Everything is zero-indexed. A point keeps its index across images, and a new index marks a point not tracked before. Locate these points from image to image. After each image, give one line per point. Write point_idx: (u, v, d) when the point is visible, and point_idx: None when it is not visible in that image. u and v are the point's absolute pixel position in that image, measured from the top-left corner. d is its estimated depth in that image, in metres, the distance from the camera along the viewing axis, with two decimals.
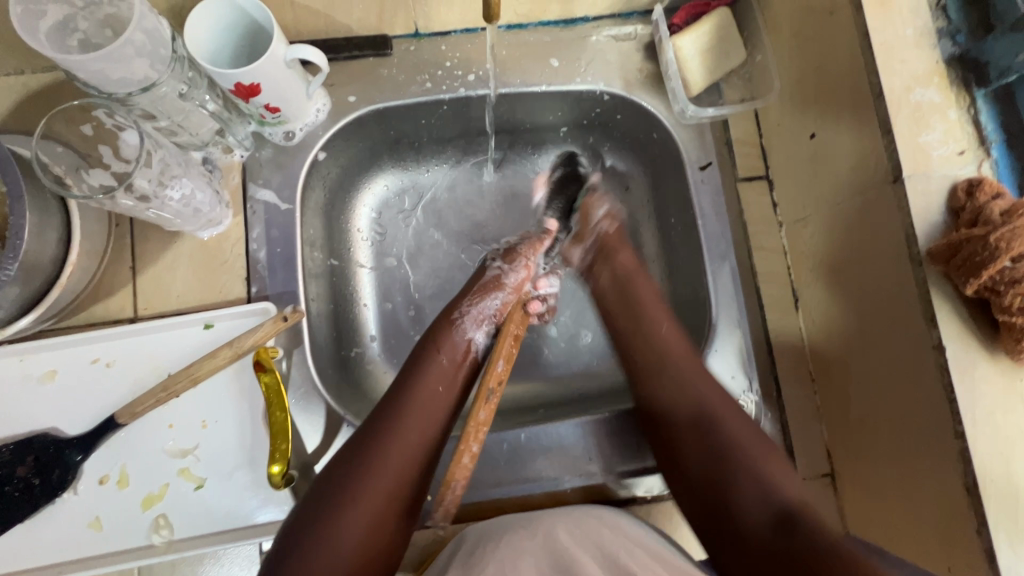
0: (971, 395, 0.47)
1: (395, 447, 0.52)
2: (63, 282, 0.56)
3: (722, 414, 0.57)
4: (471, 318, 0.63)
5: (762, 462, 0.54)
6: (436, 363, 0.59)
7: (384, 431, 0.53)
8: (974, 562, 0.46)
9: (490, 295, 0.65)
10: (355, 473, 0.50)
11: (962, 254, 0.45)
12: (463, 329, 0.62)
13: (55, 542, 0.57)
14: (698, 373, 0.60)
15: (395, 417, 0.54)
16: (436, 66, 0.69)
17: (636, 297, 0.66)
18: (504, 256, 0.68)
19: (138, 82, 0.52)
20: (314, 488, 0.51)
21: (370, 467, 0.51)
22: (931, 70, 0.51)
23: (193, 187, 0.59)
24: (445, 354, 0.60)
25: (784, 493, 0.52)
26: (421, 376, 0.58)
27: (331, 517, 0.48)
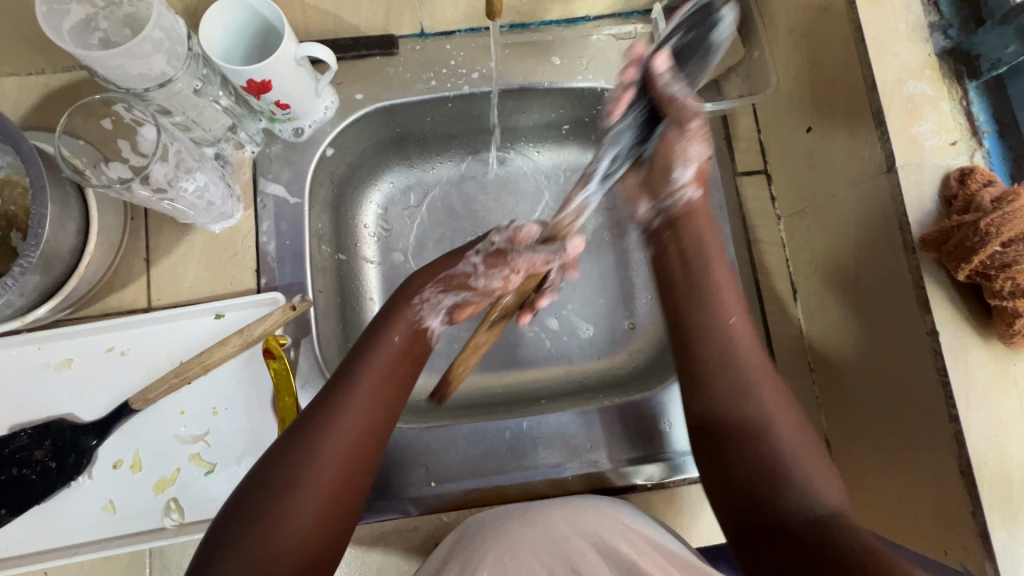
0: (965, 379, 0.47)
1: (340, 429, 0.49)
2: (81, 271, 0.58)
3: (744, 405, 0.53)
4: (429, 306, 0.59)
5: (797, 461, 0.50)
6: (382, 348, 0.55)
7: (321, 419, 0.49)
8: (969, 544, 0.47)
9: (453, 289, 0.60)
10: (299, 456, 0.47)
11: (954, 239, 0.46)
12: (421, 315, 0.59)
13: (70, 524, 0.59)
14: (754, 355, 0.56)
15: (333, 403, 0.50)
16: (441, 65, 0.71)
17: (694, 248, 0.60)
18: (490, 254, 0.60)
19: (155, 77, 0.54)
20: (250, 482, 0.47)
21: (314, 448, 0.47)
22: (923, 63, 0.53)
23: (207, 180, 0.61)
24: (399, 334, 0.56)
25: (821, 497, 0.47)
26: (365, 359, 0.53)
27: (263, 515, 0.45)
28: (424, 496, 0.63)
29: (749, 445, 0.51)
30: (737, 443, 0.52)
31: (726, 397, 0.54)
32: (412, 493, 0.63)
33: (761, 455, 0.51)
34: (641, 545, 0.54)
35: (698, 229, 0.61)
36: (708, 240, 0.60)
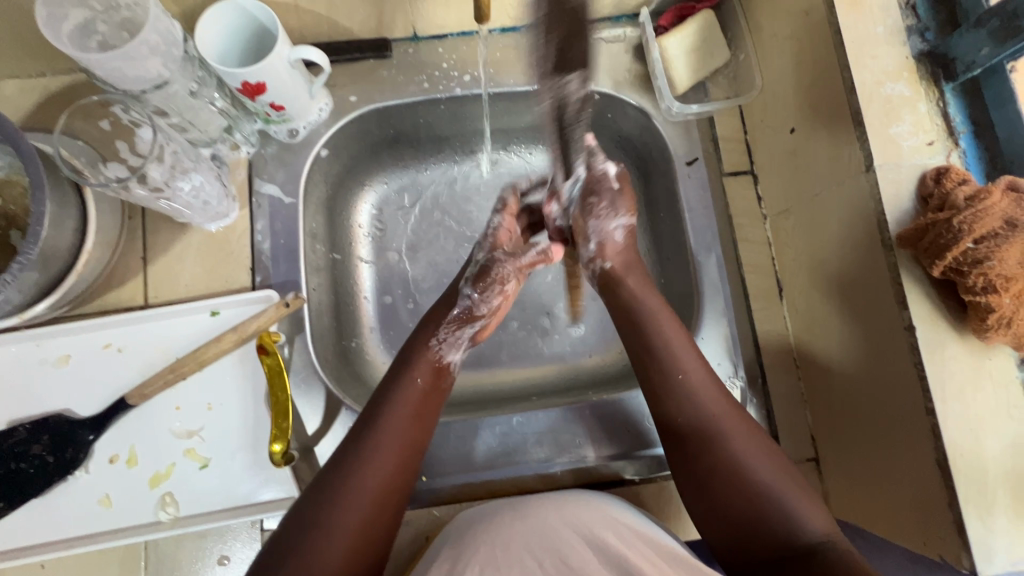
0: (941, 373, 0.48)
1: (377, 465, 0.50)
2: (79, 269, 0.59)
3: (731, 433, 0.54)
4: (450, 344, 0.61)
5: (788, 494, 0.51)
6: (410, 384, 0.56)
7: (360, 453, 0.50)
8: (946, 536, 0.48)
9: (466, 324, 0.63)
10: (337, 491, 0.48)
11: (929, 237, 0.48)
12: (441, 352, 0.60)
13: (67, 518, 0.60)
14: (716, 402, 0.55)
15: (371, 439, 0.51)
16: (433, 68, 0.73)
17: (645, 325, 0.59)
18: (477, 280, 0.64)
19: (151, 80, 0.55)
20: (291, 519, 0.48)
21: (349, 482, 0.49)
22: (900, 65, 0.54)
23: (203, 180, 0.62)
24: (420, 376, 0.57)
25: (812, 529, 0.49)
26: (396, 396, 0.55)
27: (303, 553, 0.46)
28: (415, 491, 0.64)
29: (736, 487, 0.52)
30: (722, 492, 0.52)
31: (700, 445, 0.54)
32: None
33: (749, 497, 0.51)
34: (634, 541, 0.55)
35: (631, 278, 0.62)
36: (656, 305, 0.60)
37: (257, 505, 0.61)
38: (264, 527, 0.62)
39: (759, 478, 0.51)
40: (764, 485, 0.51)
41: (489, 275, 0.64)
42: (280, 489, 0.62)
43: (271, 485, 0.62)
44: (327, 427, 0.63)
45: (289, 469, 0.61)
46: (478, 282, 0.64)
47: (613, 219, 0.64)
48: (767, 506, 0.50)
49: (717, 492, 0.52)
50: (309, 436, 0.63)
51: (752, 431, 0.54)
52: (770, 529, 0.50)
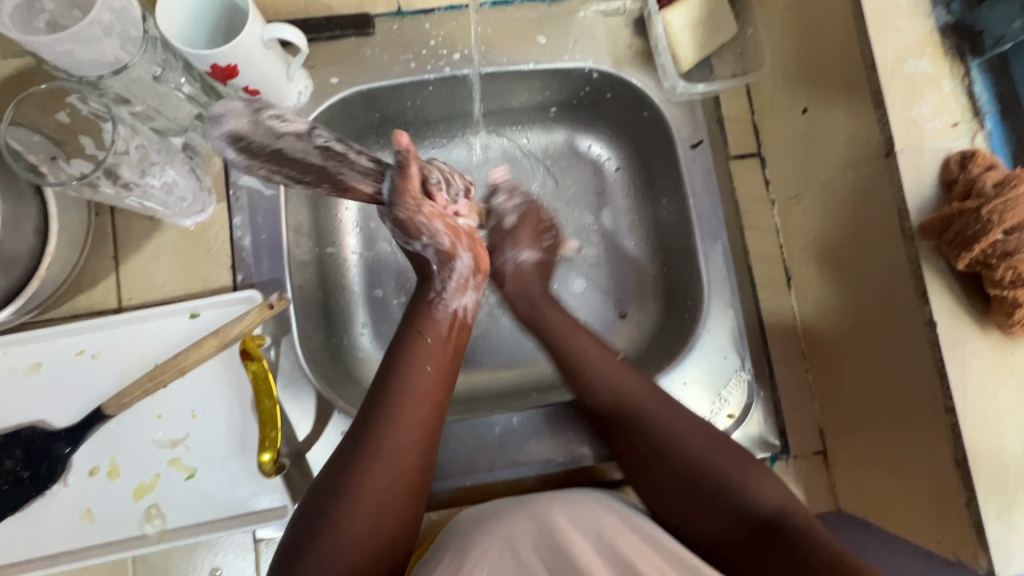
0: (962, 370, 0.46)
1: (393, 434, 0.50)
2: (42, 272, 0.55)
3: (646, 409, 0.58)
4: (451, 294, 0.58)
5: (728, 470, 0.54)
6: (419, 344, 0.55)
7: (383, 416, 0.51)
8: (963, 535, 0.47)
9: (455, 259, 0.57)
10: (359, 460, 0.50)
11: (954, 228, 0.45)
12: (445, 305, 0.57)
13: (46, 534, 0.57)
14: (632, 378, 0.60)
15: (388, 404, 0.52)
16: (420, 46, 0.68)
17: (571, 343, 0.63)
18: (402, 230, 0.54)
19: (109, 64, 0.50)
20: (321, 487, 0.50)
21: (371, 452, 0.50)
22: (924, 40, 0.50)
23: (176, 175, 0.58)
24: (429, 335, 0.56)
25: (756, 505, 0.51)
26: (408, 361, 0.54)
27: (335, 516, 0.48)
28: None
29: (671, 468, 0.55)
30: (666, 475, 0.56)
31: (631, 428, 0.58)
32: None
33: (687, 475, 0.54)
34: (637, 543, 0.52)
35: (531, 295, 0.67)
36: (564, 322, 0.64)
37: (250, 515, 0.59)
38: (257, 536, 0.60)
39: (688, 455, 0.55)
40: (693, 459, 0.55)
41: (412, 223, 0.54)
42: (273, 498, 0.59)
43: (264, 493, 0.59)
44: (319, 432, 0.60)
45: (280, 477, 0.59)
46: (405, 232, 0.54)
47: (516, 253, 0.68)
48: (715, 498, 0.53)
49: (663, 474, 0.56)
50: (301, 441, 0.60)
51: (673, 405, 0.58)
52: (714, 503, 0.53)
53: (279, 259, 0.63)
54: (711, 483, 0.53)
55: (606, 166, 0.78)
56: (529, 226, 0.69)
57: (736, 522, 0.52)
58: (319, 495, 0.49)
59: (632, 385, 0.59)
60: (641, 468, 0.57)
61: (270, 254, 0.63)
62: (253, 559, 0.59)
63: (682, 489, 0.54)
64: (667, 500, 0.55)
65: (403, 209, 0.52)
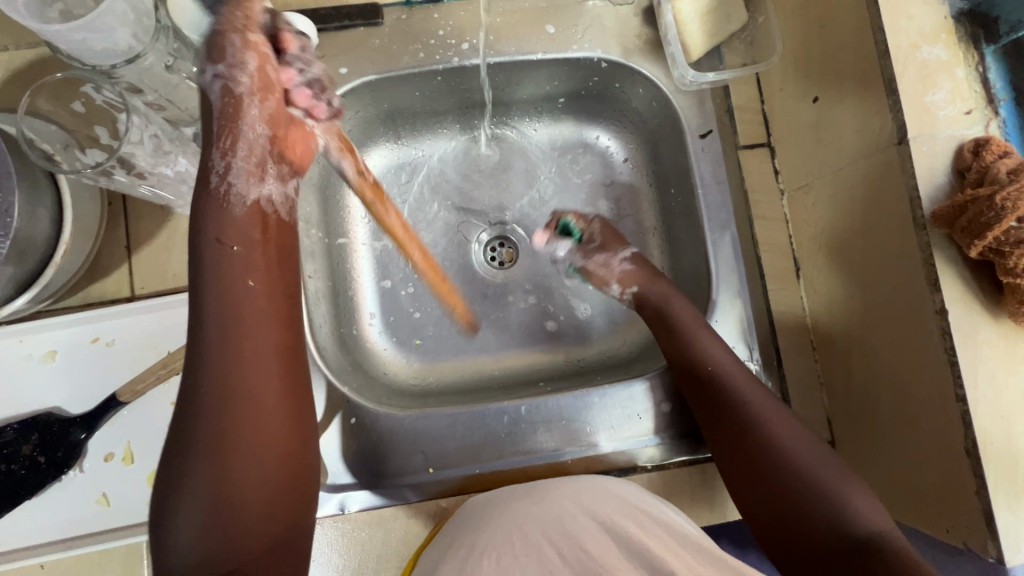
0: (974, 359, 0.46)
1: (236, 388, 0.43)
2: (57, 261, 0.55)
3: (766, 411, 0.57)
4: (234, 171, 0.46)
5: (836, 484, 0.52)
6: (227, 256, 0.45)
7: (218, 356, 0.43)
8: (973, 524, 0.47)
9: (244, 129, 0.46)
10: (207, 416, 0.43)
11: (967, 215, 0.45)
12: (236, 194, 0.46)
13: (62, 518, 0.58)
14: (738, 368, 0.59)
15: (212, 347, 0.44)
16: (428, 36, 0.68)
17: (682, 329, 0.62)
18: (226, 70, 0.45)
19: (122, 53, 0.50)
20: (169, 452, 0.43)
21: (216, 407, 0.43)
22: (938, 26, 0.50)
23: (189, 167, 0.58)
24: (236, 240, 0.46)
25: (859, 520, 0.49)
26: (219, 282, 0.45)
27: (190, 488, 0.42)
28: (422, 482, 0.62)
29: (778, 471, 0.54)
30: (768, 473, 0.54)
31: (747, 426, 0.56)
32: (411, 479, 0.62)
33: (790, 478, 0.53)
34: (652, 528, 0.52)
35: (670, 300, 0.64)
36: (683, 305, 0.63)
37: None
38: None
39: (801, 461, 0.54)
40: (801, 464, 0.54)
41: (218, 44, 0.44)
42: None
43: None
44: (331, 420, 0.62)
45: None
46: (208, 51, 0.44)
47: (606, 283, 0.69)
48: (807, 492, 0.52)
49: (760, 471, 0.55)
50: None
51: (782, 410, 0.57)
52: (812, 511, 0.51)
53: None
54: (813, 490, 0.52)
55: (614, 157, 0.78)
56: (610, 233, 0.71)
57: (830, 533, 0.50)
58: (167, 470, 0.43)
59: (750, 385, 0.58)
60: (739, 461, 0.56)
61: None
62: None
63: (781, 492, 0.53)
64: (760, 498, 0.54)
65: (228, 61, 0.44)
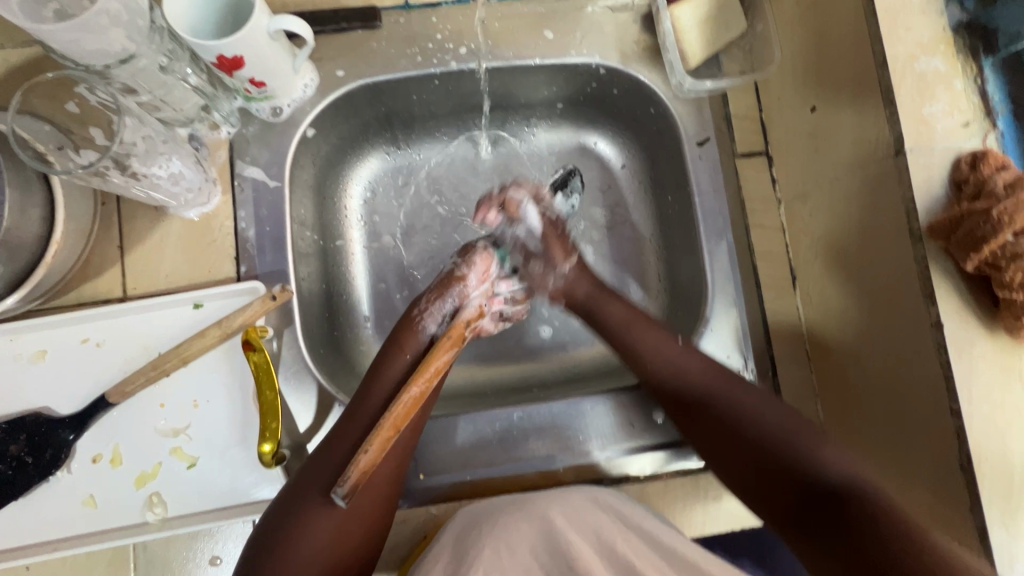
0: (969, 374, 0.46)
1: (350, 430, 0.55)
2: (48, 261, 0.55)
3: (715, 391, 0.58)
4: (428, 315, 0.62)
5: (805, 443, 0.53)
6: (399, 359, 0.59)
7: (359, 408, 0.56)
8: (966, 541, 0.46)
9: (449, 294, 0.63)
10: (329, 452, 0.54)
11: (963, 229, 0.44)
12: (423, 327, 0.62)
13: (48, 520, 0.58)
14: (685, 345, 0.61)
15: (357, 407, 0.56)
16: (427, 39, 0.68)
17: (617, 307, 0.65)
18: (462, 253, 0.66)
19: (116, 54, 0.50)
20: (288, 489, 0.54)
21: (335, 448, 0.54)
22: (937, 37, 0.49)
23: (182, 168, 0.58)
24: (410, 354, 0.60)
25: (832, 473, 0.51)
26: (382, 377, 0.58)
27: (299, 519, 0.52)
28: (412, 487, 0.62)
29: (746, 444, 0.55)
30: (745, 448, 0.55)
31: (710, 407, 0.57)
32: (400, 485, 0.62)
33: (761, 448, 0.54)
34: (641, 546, 0.52)
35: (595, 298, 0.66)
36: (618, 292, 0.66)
37: (251, 505, 0.59)
38: (257, 526, 0.60)
39: (767, 429, 0.55)
40: (766, 436, 0.55)
41: (445, 281, 0.64)
42: (272, 488, 0.59)
43: (262, 484, 0.59)
44: (321, 423, 0.62)
45: (281, 468, 0.59)
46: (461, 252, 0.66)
47: (556, 269, 0.67)
48: (772, 448, 0.54)
49: (733, 449, 0.56)
50: (301, 433, 0.61)
51: (760, 392, 0.57)
52: (780, 471, 0.53)
53: (283, 251, 0.63)
54: (790, 453, 0.53)
55: (611, 163, 0.78)
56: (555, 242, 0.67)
57: (803, 491, 0.52)
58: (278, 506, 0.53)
59: (698, 365, 0.60)
60: (715, 449, 0.57)
61: (274, 246, 0.63)
62: None
63: (757, 463, 0.54)
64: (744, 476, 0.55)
65: (423, 301, 0.62)
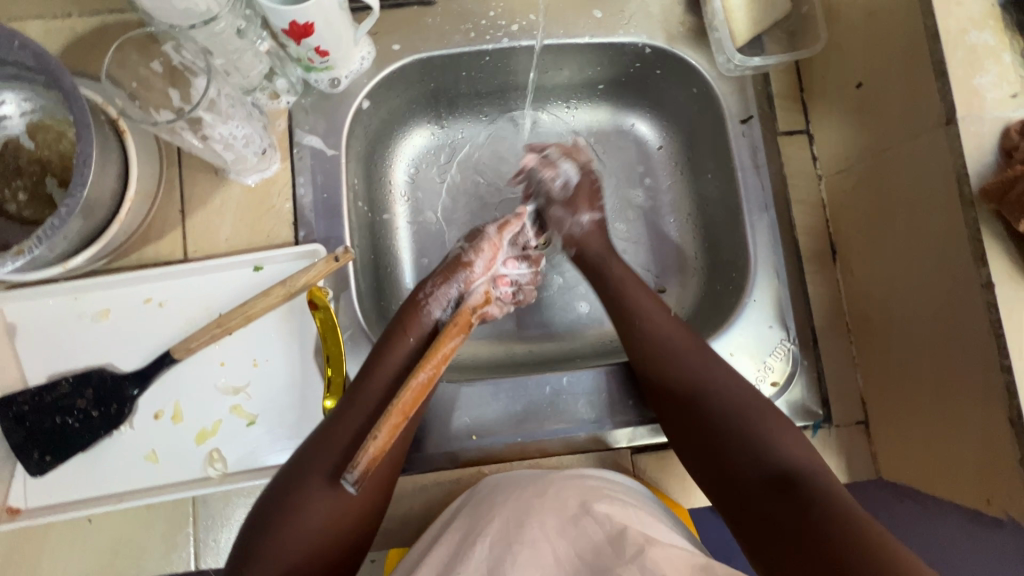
0: (1020, 332, 0.47)
1: (354, 411, 0.54)
2: (121, 217, 0.57)
3: (700, 370, 0.59)
4: (434, 300, 0.62)
5: (768, 428, 0.54)
6: (402, 341, 0.59)
7: (363, 386, 0.56)
8: (1015, 494, 0.48)
9: (454, 278, 0.63)
10: (330, 431, 0.54)
11: (1016, 190, 0.46)
12: (428, 310, 0.62)
13: (112, 473, 0.59)
14: (684, 334, 0.62)
15: (362, 385, 0.56)
16: (479, 16, 0.70)
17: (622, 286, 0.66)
18: (470, 239, 0.67)
19: (200, 14, 0.52)
20: (289, 468, 0.53)
21: (337, 427, 0.54)
22: (986, 13, 0.51)
23: (251, 130, 0.60)
24: (414, 336, 0.60)
25: (783, 458, 0.52)
26: (387, 357, 0.58)
27: (297, 501, 0.51)
28: (463, 448, 0.63)
29: (720, 422, 0.56)
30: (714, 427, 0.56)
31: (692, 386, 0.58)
32: (451, 446, 0.64)
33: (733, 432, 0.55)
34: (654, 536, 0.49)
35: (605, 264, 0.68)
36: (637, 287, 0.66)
37: None
38: None
39: (733, 409, 0.56)
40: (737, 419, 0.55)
41: (451, 266, 0.64)
42: None
43: None
44: None
45: None
46: (468, 236, 0.68)
47: (577, 216, 0.70)
48: (736, 428, 0.55)
49: (708, 426, 0.56)
50: None
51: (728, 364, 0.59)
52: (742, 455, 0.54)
53: (339, 218, 0.65)
54: (748, 434, 0.54)
55: (649, 143, 0.80)
56: (585, 194, 0.71)
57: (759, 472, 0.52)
58: (278, 486, 0.52)
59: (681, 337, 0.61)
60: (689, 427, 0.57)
61: (330, 212, 0.65)
62: None
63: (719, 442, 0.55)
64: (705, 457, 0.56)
65: (429, 283, 0.63)
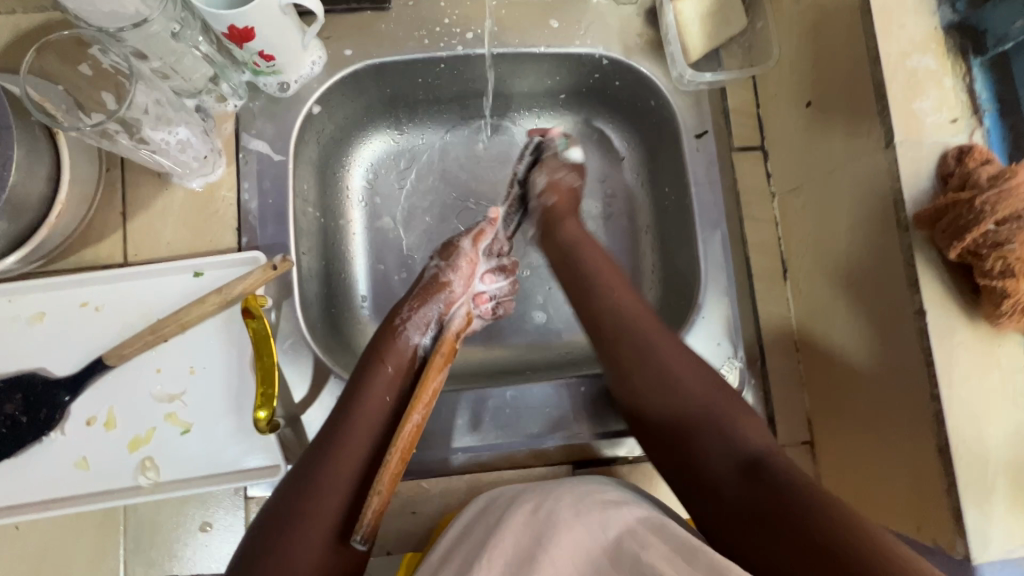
0: (948, 359, 0.47)
1: (338, 451, 0.52)
2: (52, 220, 0.56)
3: (653, 336, 0.58)
4: (412, 324, 0.62)
5: (727, 416, 0.53)
6: (380, 371, 0.58)
7: (344, 422, 0.54)
8: (941, 523, 0.47)
9: (432, 299, 0.64)
10: (313, 471, 0.50)
11: (947, 219, 0.46)
12: (406, 336, 0.62)
13: (40, 480, 0.58)
14: (650, 325, 0.59)
15: (338, 423, 0.54)
16: (435, 23, 0.69)
17: (589, 261, 0.64)
18: (443, 254, 0.67)
19: (129, 17, 0.51)
20: (265, 518, 0.49)
21: (320, 467, 0.51)
22: (929, 36, 0.51)
23: (190, 134, 0.59)
24: (392, 364, 0.59)
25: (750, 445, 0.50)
26: (367, 388, 0.57)
27: (286, 540, 0.46)
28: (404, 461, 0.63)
29: (682, 401, 0.54)
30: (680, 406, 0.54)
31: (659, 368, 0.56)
32: None
33: (695, 413, 0.53)
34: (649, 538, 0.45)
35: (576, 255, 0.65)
36: (597, 267, 0.64)
37: (244, 473, 0.59)
38: (248, 494, 0.60)
39: (697, 397, 0.54)
40: (699, 398, 0.54)
41: (426, 287, 0.65)
42: (265, 456, 0.60)
43: (254, 453, 0.60)
44: (315, 395, 0.62)
45: (274, 436, 0.60)
46: (440, 251, 0.68)
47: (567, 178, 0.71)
48: (704, 407, 0.53)
49: (674, 404, 0.54)
50: (296, 404, 0.62)
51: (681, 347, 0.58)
52: (710, 436, 0.52)
53: (283, 224, 0.64)
54: (709, 417, 0.53)
55: (610, 155, 0.79)
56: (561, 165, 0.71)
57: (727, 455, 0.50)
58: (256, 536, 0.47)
59: (632, 306, 0.60)
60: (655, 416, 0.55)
61: (275, 218, 0.64)
62: (244, 517, 0.60)
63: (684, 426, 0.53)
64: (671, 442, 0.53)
65: (406, 306, 0.63)
